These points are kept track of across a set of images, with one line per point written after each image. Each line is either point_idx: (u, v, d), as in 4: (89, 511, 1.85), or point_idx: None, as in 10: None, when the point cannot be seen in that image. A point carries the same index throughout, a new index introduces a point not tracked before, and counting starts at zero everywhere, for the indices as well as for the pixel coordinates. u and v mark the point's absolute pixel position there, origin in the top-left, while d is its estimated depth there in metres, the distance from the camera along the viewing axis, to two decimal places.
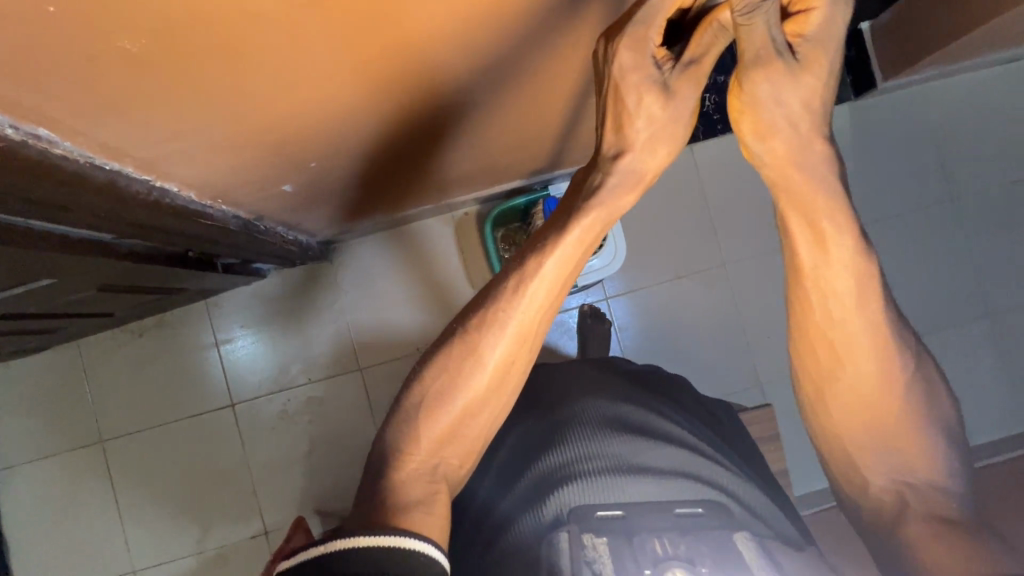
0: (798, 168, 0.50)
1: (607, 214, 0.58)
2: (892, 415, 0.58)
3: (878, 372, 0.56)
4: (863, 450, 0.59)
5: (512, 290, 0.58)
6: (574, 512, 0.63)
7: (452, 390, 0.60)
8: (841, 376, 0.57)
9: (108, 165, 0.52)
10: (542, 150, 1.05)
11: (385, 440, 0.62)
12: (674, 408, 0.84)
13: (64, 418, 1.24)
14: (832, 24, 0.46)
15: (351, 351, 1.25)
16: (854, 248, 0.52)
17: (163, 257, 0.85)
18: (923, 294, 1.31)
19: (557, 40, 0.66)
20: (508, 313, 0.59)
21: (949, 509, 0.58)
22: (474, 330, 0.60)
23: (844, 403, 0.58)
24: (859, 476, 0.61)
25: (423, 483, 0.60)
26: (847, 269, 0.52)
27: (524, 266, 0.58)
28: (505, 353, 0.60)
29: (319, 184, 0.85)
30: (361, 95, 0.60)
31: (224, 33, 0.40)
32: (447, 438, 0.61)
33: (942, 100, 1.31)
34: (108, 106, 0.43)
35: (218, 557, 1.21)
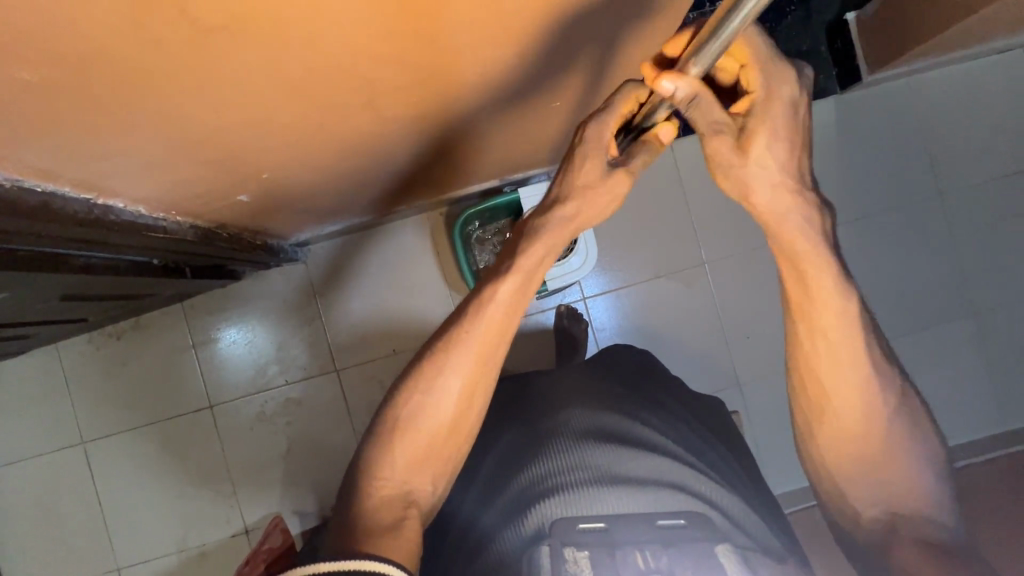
0: (785, 215, 0.53)
1: (553, 243, 0.60)
2: (877, 446, 0.58)
3: (863, 406, 0.58)
4: (851, 479, 0.60)
5: (472, 313, 0.60)
6: (554, 525, 0.59)
7: (419, 411, 0.59)
8: (834, 407, 0.59)
9: (41, 187, 0.53)
10: (520, 154, 1.03)
11: (356, 467, 0.61)
12: (664, 417, 0.80)
13: (42, 419, 1.23)
14: (778, 88, 0.49)
15: (327, 353, 1.24)
16: (836, 288, 0.55)
17: (124, 266, 0.82)
18: (899, 293, 1.31)
19: (529, 56, 0.64)
20: (469, 332, 0.59)
21: (942, 536, 0.56)
22: (439, 353, 0.60)
23: (832, 440, 0.60)
24: (849, 506, 0.60)
25: (395, 509, 0.58)
26: (834, 308, 0.56)
27: (481, 293, 0.60)
28: (470, 374, 0.60)
29: (276, 193, 0.82)
30: (320, 104, 0.57)
31: (165, 38, 0.38)
32: (418, 459, 0.60)
33: (927, 97, 1.29)
34: (34, 113, 0.41)
35: (200, 557, 1.22)
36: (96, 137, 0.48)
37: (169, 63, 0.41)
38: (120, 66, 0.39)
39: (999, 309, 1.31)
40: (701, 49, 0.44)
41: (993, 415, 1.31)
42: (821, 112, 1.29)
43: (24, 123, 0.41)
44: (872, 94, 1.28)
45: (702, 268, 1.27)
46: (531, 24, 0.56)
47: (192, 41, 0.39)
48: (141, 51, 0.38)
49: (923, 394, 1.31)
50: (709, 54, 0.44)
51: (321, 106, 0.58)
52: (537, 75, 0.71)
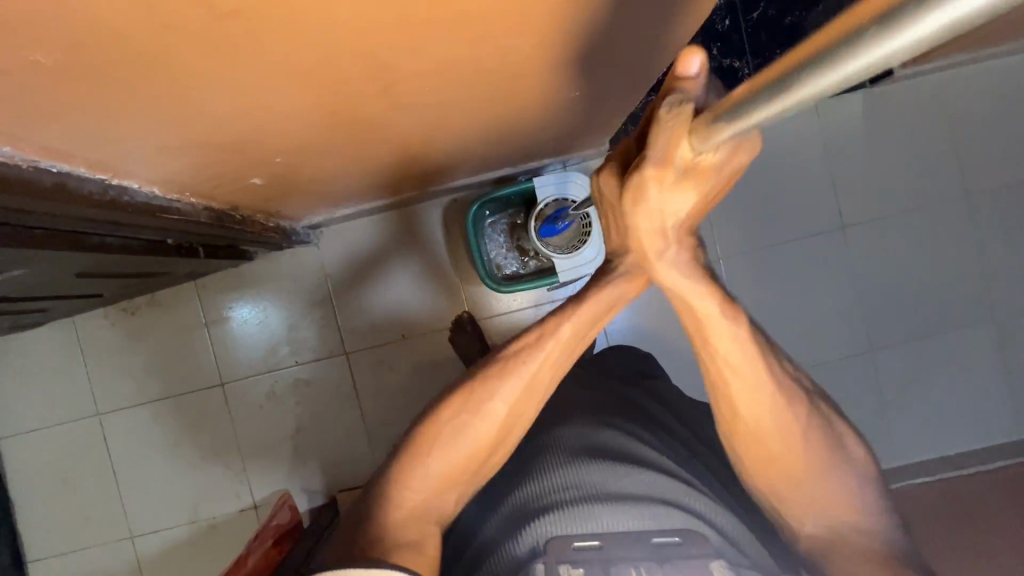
0: (661, 259, 0.52)
1: (615, 295, 0.60)
2: (798, 460, 0.59)
3: (775, 426, 0.58)
4: (784, 497, 0.60)
5: (530, 343, 0.61)
6: (550, 543, 0.57)
7: (462, 431, 0.60)
8: (742, 432, 0.59)
9: (56, 167, 0.53)
10: (538, 141, 1.01)
11: (386, 474, 0.61)
12: (653, 432, 0.76)
13: (61, 391, 1.26)
14: (735, 158, 0.44)
15: (337, 336, 1.25)
16: (727, 319, 0.54)
17: (138, 245, 0.82)
18: (919, 295, 1.28)
19: (552, 43, 0.62)
20: (524, 365, 0.60)
21: (879, 548, 0.56)
22: (490, 379, 0.61)
23: (757, 460, 0.60)
24: (788, 523, 0.61)
25: (418, 525, 0.59)
26: (732, 339, 0.55)
27: (544, 324, 0.62)
28: (511, 404, 0.61)
29: (289, 177, 0.81)
30: (332, 89, 0.56)
31: (177, 25, 0.37)
32: (449, 476, 0.60)
33: (960, 93, 1.24)
34: (45, 95, 0.40)
35: (210, 529, 1.25)
36: (104, 120, 0.47)
37: (179, 49, 0.40)
38: (129, 50, 0.38)
39: (1019, 315, 1.28)
40: (724, 116, 0.36)
41: (1008, 424, 1.28)
42: (849, 106, 1.24)
43: (39, 102, 0.41)
44: (905, 87, 1.24)
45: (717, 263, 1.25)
46: (554, 14, 0.55)
47: (209, 27, 0.38)
48: (152, 37, 0.38)
49: (935, 399, 1.29)
50: (722, 130, 0.36)
51: (335, 92, 0.57)
52: (558, 67, 0.69)
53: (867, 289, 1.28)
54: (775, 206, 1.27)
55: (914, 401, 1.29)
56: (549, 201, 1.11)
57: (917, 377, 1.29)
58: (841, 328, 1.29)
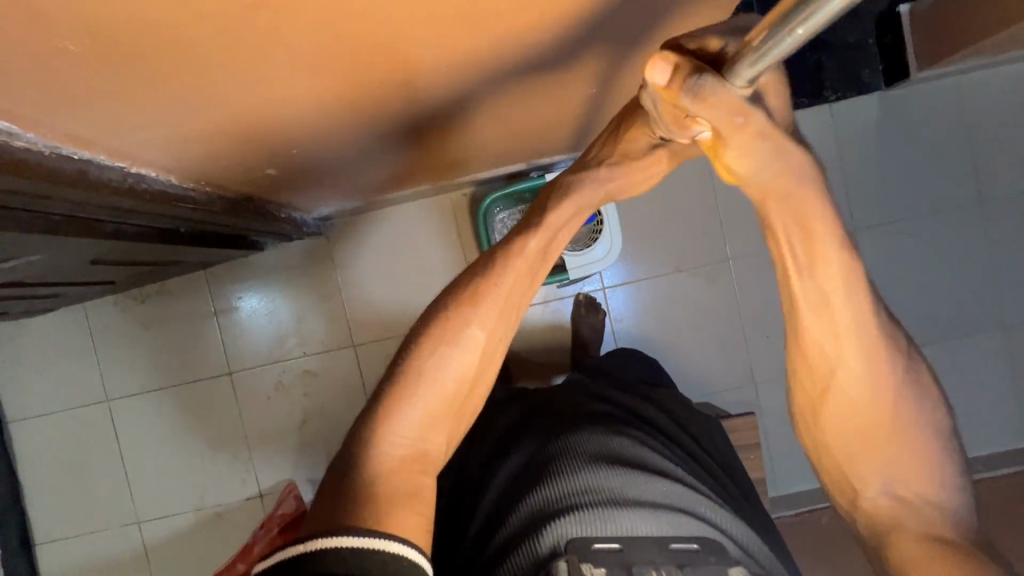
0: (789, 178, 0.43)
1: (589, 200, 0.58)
2: (886, 418, 0.53)
3: (865, 377, 0.52)
4: (855, 462, 0.55)
5: (500, 263, 0.58)
6: (571, 543, 0.56)
7: (444, 365, 0.57)
8: (831, 391, 0.53)
9: (77, 154, 0.53)
10: (551, 139, 1.01)
11: (368, 422, 0.57)
12: (667, 444, 0.77)
13: (70, 376, 1.27)
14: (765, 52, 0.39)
15: (345, 328, 1.25)
16: (842, 253, 0.46)
17: (151, 233, 0.83)
18: (928, 300, 1.28)
19: (571, 42, 0.62)
20: (498, 289, 0.57)
21: (945, 530, 0.54)
22: (462, 307, 0.57)
23: (840, 424, 0.54)
24: (851, 487, 0.57)
25: (413, 470, 0.56)
26: (840, 274, 0.47)
27: (509, 245, 0.58)
28: (490, 330, 0.58)
29: (303, 168, 0.81)
30: (354, 82, 0.56)
31: (205, 16, 0.37)
32: (435, 415, 0.57)
33: (977, 98, 1.23)
34: (70, 82, 0.41)
35: (215, 516, 1.26)
36: (127, 108, 0.47)
37: (205, 39, 0.40)
38: (156, 40, 0.38)
39: None
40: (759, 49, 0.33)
41: (1014, 432, 1.28)
42: (864, 108, 1.23)
43: (66, 88, 0.41)
44: (921, 92, 1.23)
45: (725, 264, 1.25)
46: (576, 12, 0.54)
47: (239, 18, 0.39)
48: (180, 28, 0.38)
49: None
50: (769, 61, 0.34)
51: (355, 84, 0.57)
52: (577, 65, 0.69)
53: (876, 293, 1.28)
54: None
55: None
56: None
57: None
58: None
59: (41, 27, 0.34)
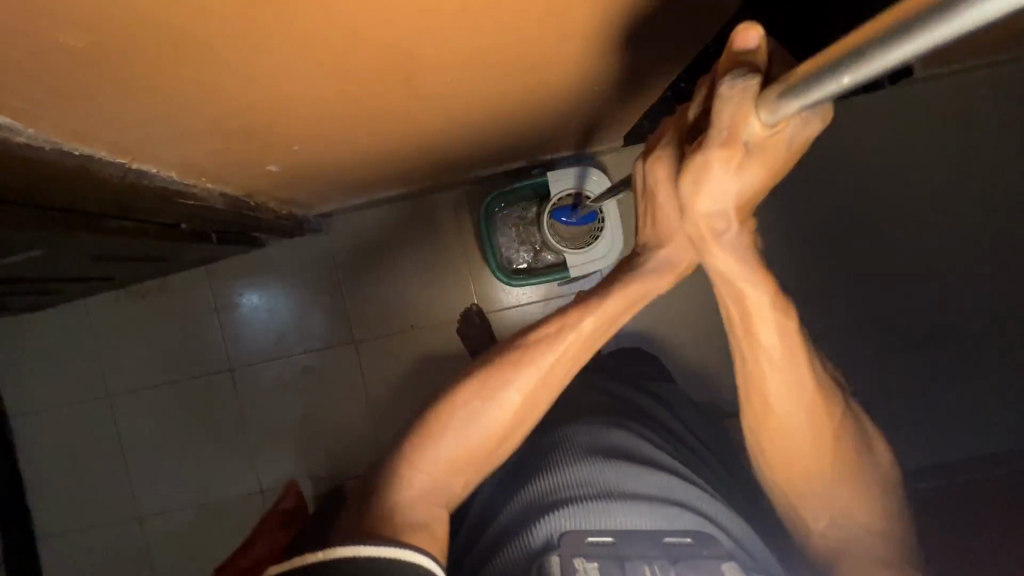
0: (715, 238, 0.50)
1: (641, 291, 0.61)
2: (823, 461, 0.61)
3: (806, 421, 0.59)
4: (801, 495, 0.63)
5: (545, 327, 0.62)
6: (565, 537, 0.56)
7: (476, 416, 0.60)
8: (773, 424, 0.60)
9: (78, 150, 0.53)
10: (553, 136, 1.00)
11: (397, 454, 0.61)
12: (664, 436, 0.77)
13: (72, 372, 1.27)
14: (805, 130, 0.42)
15: (345, 325, 1.25)
16: (773, 308, 0.54)
17: (153, 229, 0.83)
18: (930, 300, 1.27)
19: (577, 40, 0.62)
20: (542, 356, 0.60)
21: (882, 550, 0.61)
22: (506, 367, 0.61)
23: (784, 461, 0.62)
24: (800, 518, 0.64)
25: (428, 508, 0.59)
26: (771, 325, 0.55)
27: (563, 318, 0.61)
28: (526, 394, 0.60)
29: (305, 165, 0.81)
30: (355, 79, 0.56)
31: (205, 13, 0.37)
32: (458, 460, 0.60)
33: (980, 97, 1.23)
34: (69, 77, 0.40)
35: (216, 512, 1.26)
36: (126, 104, 0.47)
37: (204, 35, 0.40)
38: (156, 36, 0.38)
39: None
40: (790, 90, 0.36)
41: None
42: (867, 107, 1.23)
43: (69, 83, 0.41)
44: (924, 90, 1.22)
45: None
46: (578, 10, 0.54)
47: (242, 14, 0.38)
48: (180, 24, 0.37)
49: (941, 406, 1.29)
50: (789, 106, 0.36)
51: (356, 82, 0.57)
52: (579, 62, 0.68)
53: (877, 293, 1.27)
54: (788, 207, 1.26)
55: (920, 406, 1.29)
56: (566, 193, 1.11)
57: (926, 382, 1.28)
58: (852, 332, 1.28)
59: (40, 22, 0.33)
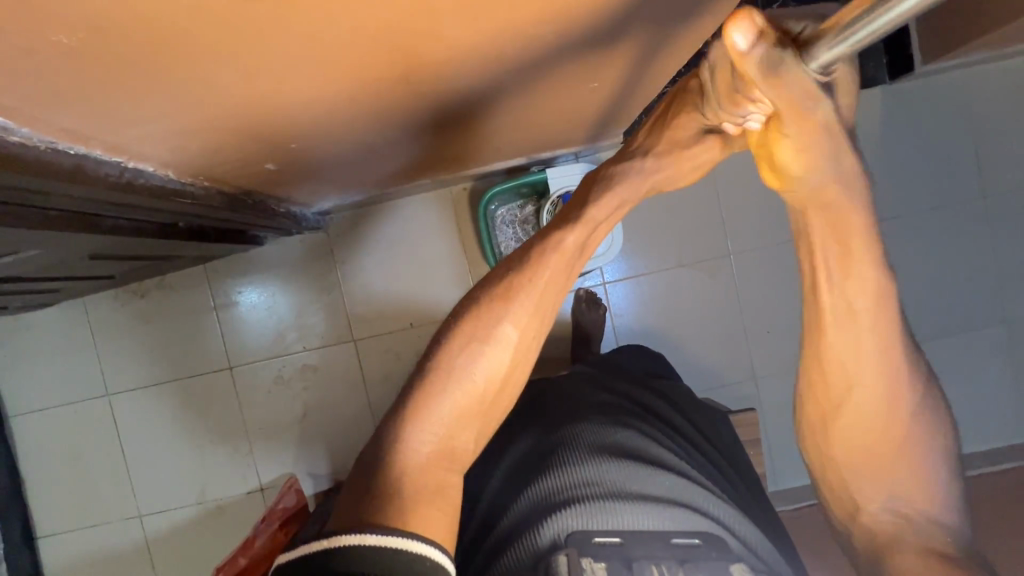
0: (824, 208, 0.46)
1: (632, 194, 0.59)
2: (898, 434, 0.55)
3: (882, 397, 0.54)
4: (858, 478, 0.57)
5: (535, 260, 0.57)
6: (572, 536, 0.55)
7: (474, 361, 0.56)
8: (849, 399, 0.54)
9: (73, 149, 0.53)
10: (553, 133, 1.00)
11: (394, 423, 0.56)
12: (671, 436, 0.77)
13: (70, 371, 1.27)
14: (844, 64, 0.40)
15: (345, 323, 1.25)
16: (875, 270, 0.48)
17: (150, 228, 0.82)
18: (930, 296, 1.27)
19: (575, 36, 0.61)
20: (533, 283, 0.56)
21: (945, 543, 0.55)
22: (495, 303, 0.56)
23: (849, 439, 0.56)
24: (853, 499, 0.59)
25: (437, 472, 0.55)
26: (870, 290, 0.48)
27: (547, 238, 0.57)
28: (522, 327, 0.57)
29: (303, 162, 0.81)
30: (352, 75, 0.55)
31: (201, 10, 0.37)
32: (464, 412, 0.56)
33: (982, 91, 1.22)
34: (65, 76, 0.40)
35: (216, 510, 1.26)
36: (120, 103, 0.47)
37: (201, 33, 0.39)
38: (151, 34, 0.38)
39: None
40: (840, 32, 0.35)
41: (1013, 427, 1.29)
42: (868, 101, 1.22)
43: (63, 81, 0.40)
44: (926, 85, 1.22)
45: (726, 259, 1.25)
46: (572, 7, 0.54)
47: (238, 9, 0.38)
48: (177, 22, 0.37)
49: None
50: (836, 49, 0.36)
51: (353, 78, 0.56)
52: (579, 58, 0.68)
53: None
54: None
55: None
56: (566, 190, 1.10)
57: None
58: None
59: (35, 21, 0.33)
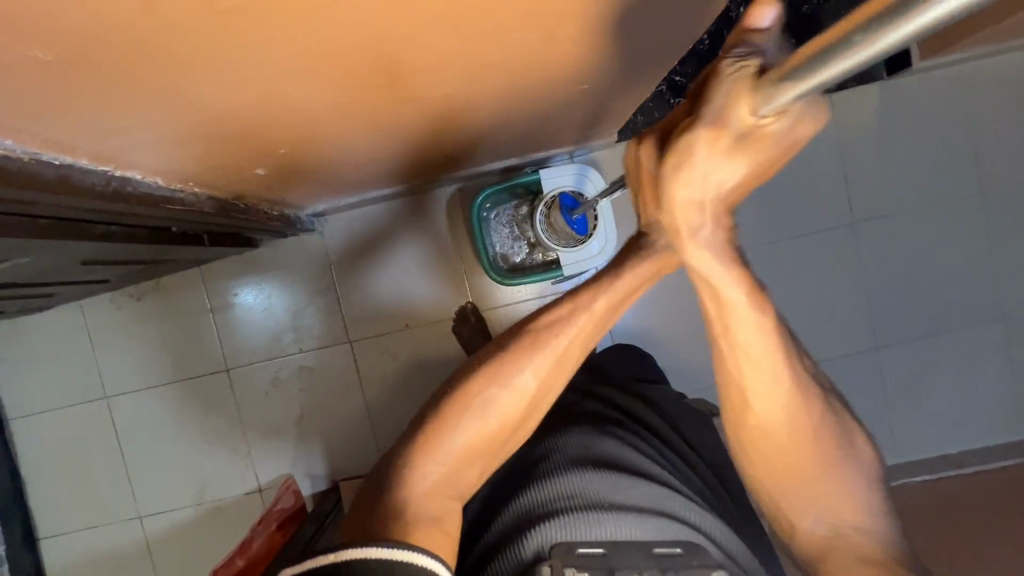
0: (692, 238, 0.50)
1: (660, 267, 0.57)
2: (806, 453, 0.58)
3: (788, 412, 0.57)
4: (785, 495, 0.59)
5: (561, 316, 0.59)
6: (556, 548, 0.56)
7: (491, 402, 0.57)
8: (753, 416, 0.58)
9: (59, 159, 0.52)
10: (546, 133, 0.99)
11: (408, 448, 0.57)
12: (656, 443, 0.77)
13: (69, 374, 1.27)
14: (797, 129, 0.42)
15: (341, 325, 1.25)
16: (749, 297, 0.53)
17: (142, 233, 0.82)
18: (927, 293, 1.27)
19: (562, 37, 0.60)
20: (556, 339, 0.58)
21: (879, 552, 0.56)
22: (519, 350, 0.58)
23: (764, 456, 0.59)
24: (785, 517, 0.60)
25: (441, 499, 0.56)
26: (750, 319, 0.53)
27: (576, 298, 0.59)
28: (541, 378, 0.58)
29: (293, 167, 0.80)
30: (338, 82, 0.55)
31: (179, 23, 0.36)
32: (474, 451, 0.57)
33: (982, 86, 1.21)
34: (45, 89, 0.40)
35: (216, 511, 1.27)
36: (103, 113, 0.46)
37: (180, 44, 0.39)
38: (130, 46, 0.38)
39: None
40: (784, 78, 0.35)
41: (1011, 424, 1.28)
42: (866, 97, 1.21)
43: (42, 93, 0.40)
44: (924, 80, 1.20)
45: None
46: (558, 10, 0.53)
47: (208, 22, 0.37)
48: (155, 34, 0.37)
49: (937, 399, 1.29)
50: (779, 94, 0.36)
51: (338, 85, 0.56)
52: (568, 61, 0.67)
53: (873, 286, 1.27)
54: (786, 199, 1.25)
55: (916, 400, 1.29)
56: (561, 190, 1.10)
57: (921, 374, 1.28)
58: (848, 326, 1.27)
59: (11, 35, 0.33)
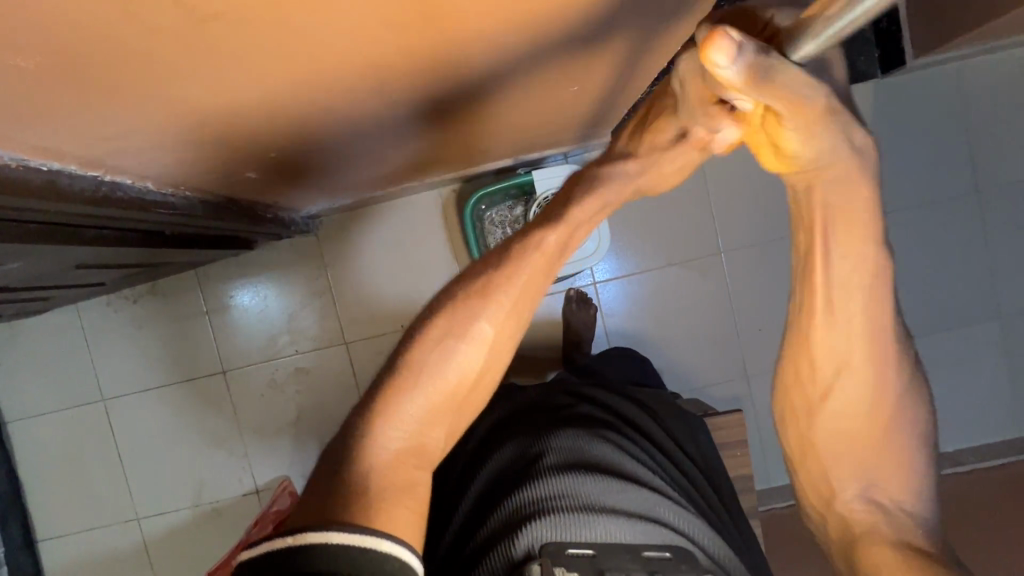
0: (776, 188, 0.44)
1: (612, 197, 0.56)
2: (880, 427, 0.49)
3: (869, 376, 0.47)
4: (837, 467, 0.52)
5: (513, 258, 0.53)
6: (545, 547, 0.55)
7: (448, 356, 0.52)
8: (829, 380, 0.48)
9: (47, 165, 0.52)
10: (539, 133, 0.99)
11: (363, 416, 0.53)
12: (649, 449, 0.78)
13: (67, 377, 1.28)
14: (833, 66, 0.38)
15: (336, 326, 1.25)
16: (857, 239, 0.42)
17: (134, 236, 0.83)
18: (924, 291, 1.26)
19: (548, 40, 0.60)
20: (509, 281, 0.53)
21: (919, 538, 0.51)
22: (472, 297, 0.53)
23: (827, 425, 0.50)
24: (827, 491, 0.53)
25: (407, 468, 0.51)
26: (850, 262, 0.42)
27: (527, 237, 0.54)
28: (499, 325, 0.53)
29: (285, 169, 0.80)
30: (324, 85, 0.55)
31: (160, 29, 0.37)
32: (436, 410, 0.53)
33: (976, 84, 1.21)
34: (30, 97, 0.40)
35: (213, 512, 1.28)
36: (88, 119, 0.46)
37: (162, 50, 0.39)
38: (114, 53, 0.38)
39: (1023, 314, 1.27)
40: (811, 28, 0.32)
41: (1007, 422, 1.28)
42: (860, 96, 1.21)
43: (27, 101, 0.40)
44: (918, 79, 1.20)
45: (717, 258, 1.24)
46: (543, 12, 0.53)
47: (188, 27, 0.37)
48: (138, 41, 0.37)
49: (933, 398, 1.29)
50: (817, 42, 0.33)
51: (325, 89, 0.56)
52: (557, 63, 0.67)
53: None
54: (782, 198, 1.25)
55: None
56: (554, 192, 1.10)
57: None
58: None
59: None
